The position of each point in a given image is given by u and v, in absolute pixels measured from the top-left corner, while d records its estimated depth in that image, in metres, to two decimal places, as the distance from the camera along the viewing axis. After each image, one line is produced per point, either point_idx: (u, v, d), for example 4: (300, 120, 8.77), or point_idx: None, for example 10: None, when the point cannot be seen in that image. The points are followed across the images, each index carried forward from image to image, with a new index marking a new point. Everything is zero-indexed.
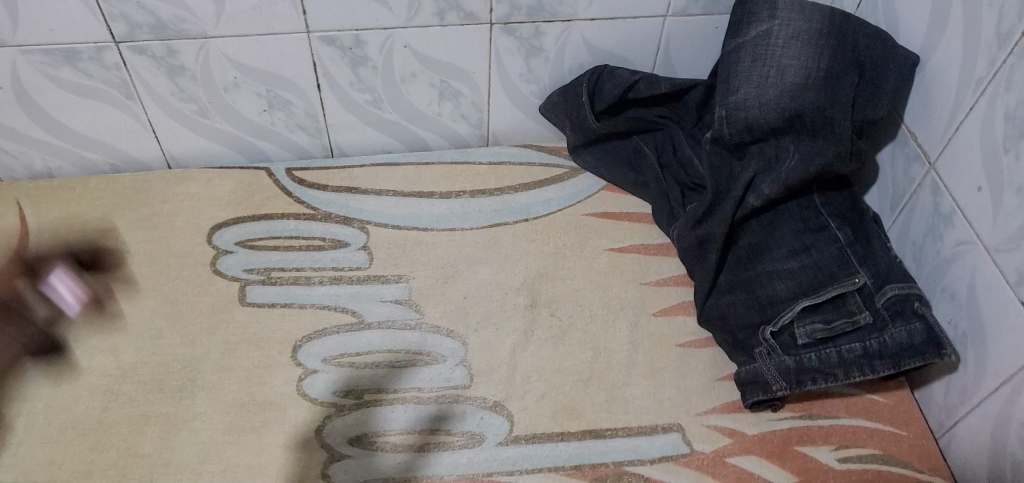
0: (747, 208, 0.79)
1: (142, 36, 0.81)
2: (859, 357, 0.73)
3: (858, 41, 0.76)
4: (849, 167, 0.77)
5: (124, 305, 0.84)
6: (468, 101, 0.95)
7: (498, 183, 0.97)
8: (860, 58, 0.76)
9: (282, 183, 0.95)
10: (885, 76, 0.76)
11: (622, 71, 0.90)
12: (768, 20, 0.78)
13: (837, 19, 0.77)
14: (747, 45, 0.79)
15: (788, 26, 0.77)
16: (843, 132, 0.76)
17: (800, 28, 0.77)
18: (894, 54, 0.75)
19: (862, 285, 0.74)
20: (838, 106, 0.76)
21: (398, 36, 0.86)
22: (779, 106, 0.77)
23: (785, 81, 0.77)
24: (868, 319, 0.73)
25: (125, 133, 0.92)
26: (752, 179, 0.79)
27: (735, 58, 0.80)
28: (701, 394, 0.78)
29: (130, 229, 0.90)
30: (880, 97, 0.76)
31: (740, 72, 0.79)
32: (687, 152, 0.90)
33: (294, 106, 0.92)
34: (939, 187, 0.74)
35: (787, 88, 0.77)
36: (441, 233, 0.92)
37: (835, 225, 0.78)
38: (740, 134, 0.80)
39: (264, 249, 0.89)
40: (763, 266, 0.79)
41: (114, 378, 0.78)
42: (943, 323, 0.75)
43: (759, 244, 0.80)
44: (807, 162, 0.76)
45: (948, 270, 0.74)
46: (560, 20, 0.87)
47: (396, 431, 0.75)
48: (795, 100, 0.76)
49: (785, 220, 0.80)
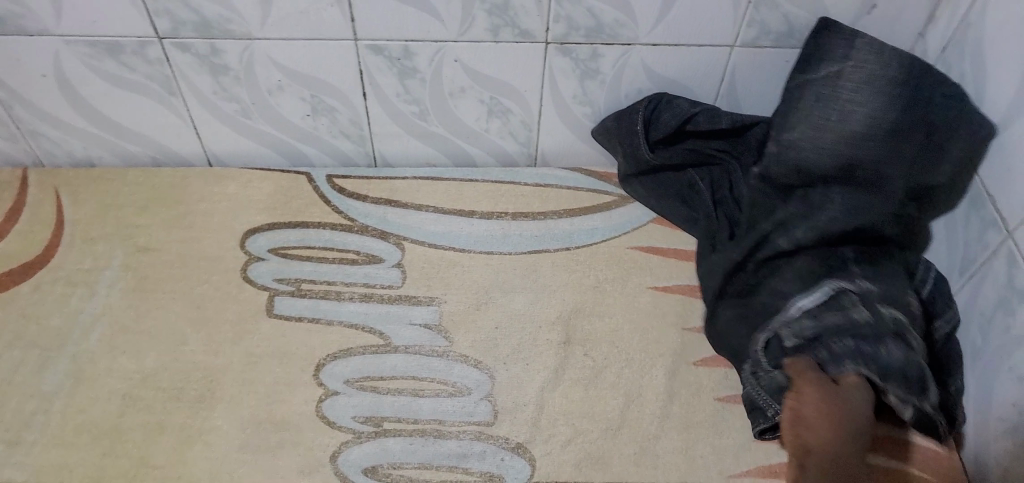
0: (775, 249, 0.75)
1: (187, 34, 0.79)
2: (847, 355, 0.63)
3: (933, 101, 0.73)
4: (896, 229, 0.73)
5: (151, 306, 0.83)
6: (517, 119, 0.91)
7: (542, 207, 0.93)
8: (931, 116, 0.72)
9: (322, 191, 0.93)
10: (953, 142, 0.72)
11: (682, 100, 0.86)
12: (841, 65, 0.75)
13: (917, 70, 0.73)
14: (815, 83, 0.76)
15: (859, 75, 0.74)
16: (895, 192, 0.73)
17: (874, 74, 0.74)
18: (969, 118, 0.71)
19: (862, 291, 0.67)
20: (894, 164, 0.73)
21: (449, 50, 0.82)
22: (837, 151, 0.74)
23: (846, 127, 0.74)
24: (866, 318, 0.64)
25: (168, 128, 0.91)
26: (789, 221, 0.75)
27: (801, 94, 0.76)
28: (738, 455, 0.73)
29: (164, 227, 0.89)
30: (942, 163, 0.73)
31: (804, 109, 0.76)
32: (745, 188, 0.84)
33: (339, 113, 0.90)
34: (1015, 258, 0.68)
35: (845, 133, 0.74)
36: (478, 256, 0.88)
37: (858, 263, 0.70)
38: (789, 175, 0.77)
39: (296, 258, 0.86)
40: (771, 292, 0.72)
41: (134, 382, 0.77)
42: (1007, 406, 0.69)
43: (772, 272, 0.73)
44: (856, 209, 0.73)
45: (1019, 348, 0.67)
46: (618, 43, 0.82)
47: (414, 465, 0.72)
48: (853, 149, 0.74)
49: (806, 254, 0.72)
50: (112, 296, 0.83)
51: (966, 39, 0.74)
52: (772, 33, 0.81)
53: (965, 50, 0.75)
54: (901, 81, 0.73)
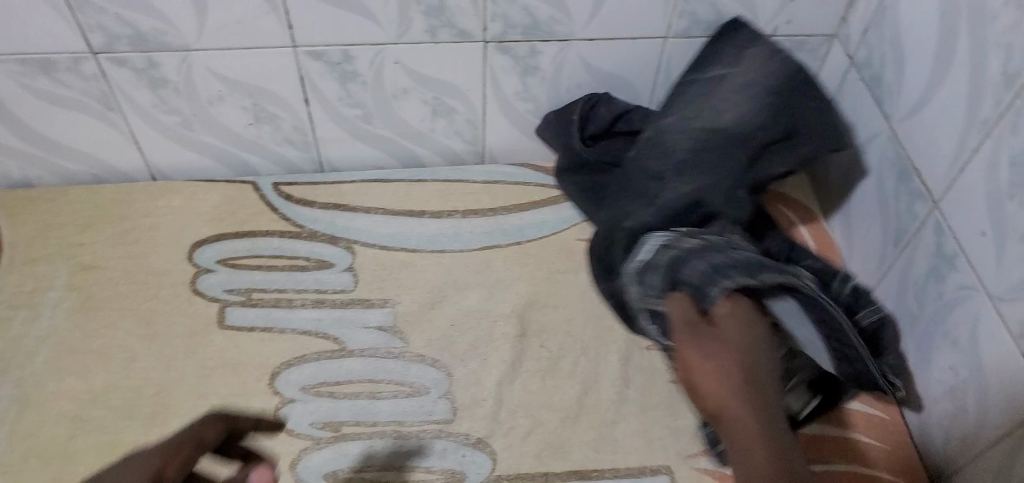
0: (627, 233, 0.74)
1: (121, 48, 0.78)
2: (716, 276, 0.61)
3: (799, 107, 0.76)
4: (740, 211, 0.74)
5: (99, 325, 0.82)
6: (462, 118, 0.92)
7: (492, 203, 0.93)
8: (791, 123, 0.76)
9: (269, 199, 0.92)
10: (804, 145, 0.77)
11: (618, 100, 0.89)
12: (722, 72, 0.78)
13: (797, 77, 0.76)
14: (700, 83, 0.79)
15: (738, 82, 0.77)
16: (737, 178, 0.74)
17: (753, 79, 0.76)
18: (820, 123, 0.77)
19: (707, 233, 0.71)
20: (740, 152, 0.74)
21: (388, 52, 0.83)
22: (720, 141, 0.74)
23: (713, 120, 0.75)
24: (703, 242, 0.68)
25: (107, 144, 0.90)
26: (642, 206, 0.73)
27: (685, 92, 0.79)
28: (693, 435, 0.75)
29: (109, 244, 0.88)
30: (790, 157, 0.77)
31: (686, 98, 0.78)
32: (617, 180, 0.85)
33: (282, 120, 0.90)
34: (942, 228, 0.71)
35: (719, 128, 0.74)
36: (431, 255, 0.89)
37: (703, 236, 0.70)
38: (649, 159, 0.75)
39: (246, 268, 0.86)
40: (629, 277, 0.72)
41: (84, 403, 0.76)
42: (943, 369, 0.72)
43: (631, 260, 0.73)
44: (730, 188, 0.73)
45: (950, 314, 0.70)
46: (556, 39, 0.83)
47: (375, 467, 0.72)
48: (710, 137, 0.74)
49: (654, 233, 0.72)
50: (57, 318, 0.82)
51: (886, 21, 0.78)
52: (703, 23, 0.83)
53: (884, 31, 0.78)
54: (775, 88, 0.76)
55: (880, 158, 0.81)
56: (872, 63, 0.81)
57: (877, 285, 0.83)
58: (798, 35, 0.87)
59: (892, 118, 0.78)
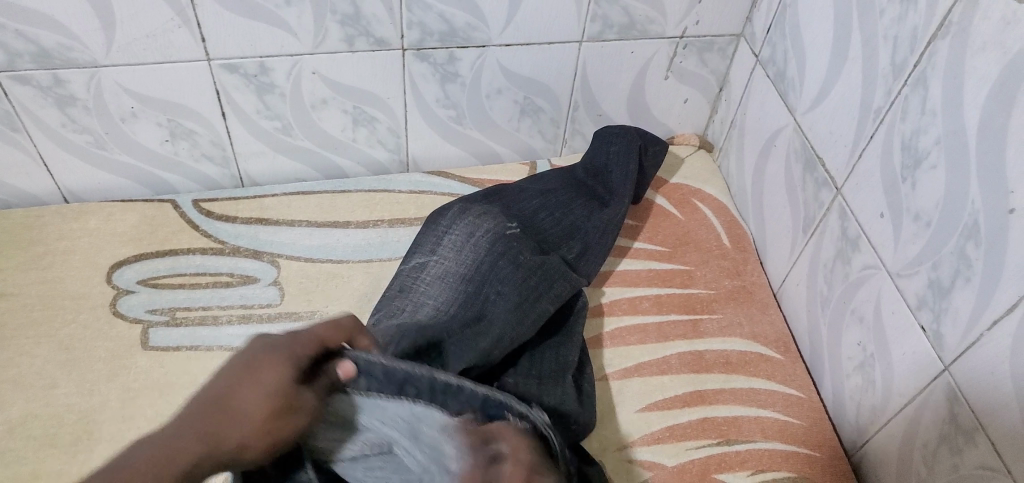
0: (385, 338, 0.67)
1: (25, 66, 0.76)
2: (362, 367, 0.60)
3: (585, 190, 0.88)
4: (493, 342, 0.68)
5: (13, 353, 0.78)
6: (384, 127, 0.93)
7: (417, 211, 0.94)
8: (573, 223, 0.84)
9: (189, 216, 0.90)
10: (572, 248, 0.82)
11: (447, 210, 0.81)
12: (430, 252, 0.77)
13: (581, 180, 0.89)
14: (467, 221, 0.78)
15: (443, 262, 0.75)
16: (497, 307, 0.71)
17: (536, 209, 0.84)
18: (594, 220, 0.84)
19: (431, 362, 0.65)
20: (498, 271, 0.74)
21: (305, 63, 0.83)
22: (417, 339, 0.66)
23: (474, 244, 0.76)
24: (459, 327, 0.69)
25: (15, 167, 0.87)
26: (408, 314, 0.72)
27: (461, 224, 0.78)
28: (623, 428, 0.78)
29: (21, 269, 0.85)
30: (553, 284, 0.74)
31: (444, 225, 0.79)
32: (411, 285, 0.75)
33: (199, 135, 0.88)
34: (846, 212, 0.75)
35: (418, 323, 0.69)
36: (357, 265, 0.88)
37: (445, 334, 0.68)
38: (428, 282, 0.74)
39: (168, 287, 0.84)
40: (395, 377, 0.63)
41: (1, 434, 0.73)
42: (854, 347, 0.76)
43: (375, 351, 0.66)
44: (502, 298, 0.71)
45: (856, 293, 0.74)
46: (473, 46, 0.85)
47: None
48: (474, 262, 0.74)
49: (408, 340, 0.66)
50: None
51: (785, 20, 0.82)
52: (615, 26, 0.86)
53: (786, 29, 0.82)
54: (559, 196, 0.86)
55: (787, 150, 0.85)
56: (775, 60, 0.85)
57: (791, 271, 0.87)
58: (706, 35, 0.90)
59: (796, 112, 0.82)
